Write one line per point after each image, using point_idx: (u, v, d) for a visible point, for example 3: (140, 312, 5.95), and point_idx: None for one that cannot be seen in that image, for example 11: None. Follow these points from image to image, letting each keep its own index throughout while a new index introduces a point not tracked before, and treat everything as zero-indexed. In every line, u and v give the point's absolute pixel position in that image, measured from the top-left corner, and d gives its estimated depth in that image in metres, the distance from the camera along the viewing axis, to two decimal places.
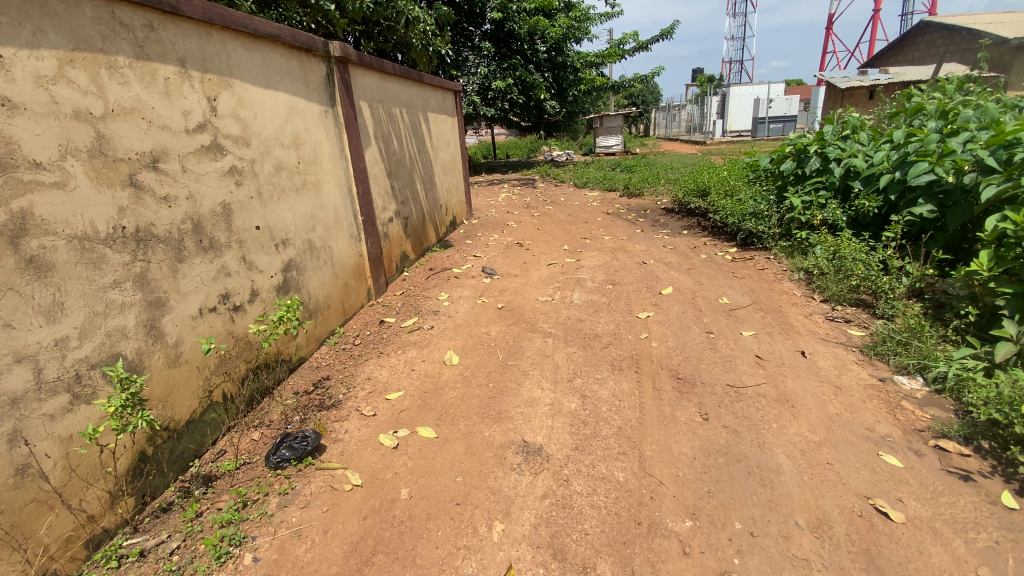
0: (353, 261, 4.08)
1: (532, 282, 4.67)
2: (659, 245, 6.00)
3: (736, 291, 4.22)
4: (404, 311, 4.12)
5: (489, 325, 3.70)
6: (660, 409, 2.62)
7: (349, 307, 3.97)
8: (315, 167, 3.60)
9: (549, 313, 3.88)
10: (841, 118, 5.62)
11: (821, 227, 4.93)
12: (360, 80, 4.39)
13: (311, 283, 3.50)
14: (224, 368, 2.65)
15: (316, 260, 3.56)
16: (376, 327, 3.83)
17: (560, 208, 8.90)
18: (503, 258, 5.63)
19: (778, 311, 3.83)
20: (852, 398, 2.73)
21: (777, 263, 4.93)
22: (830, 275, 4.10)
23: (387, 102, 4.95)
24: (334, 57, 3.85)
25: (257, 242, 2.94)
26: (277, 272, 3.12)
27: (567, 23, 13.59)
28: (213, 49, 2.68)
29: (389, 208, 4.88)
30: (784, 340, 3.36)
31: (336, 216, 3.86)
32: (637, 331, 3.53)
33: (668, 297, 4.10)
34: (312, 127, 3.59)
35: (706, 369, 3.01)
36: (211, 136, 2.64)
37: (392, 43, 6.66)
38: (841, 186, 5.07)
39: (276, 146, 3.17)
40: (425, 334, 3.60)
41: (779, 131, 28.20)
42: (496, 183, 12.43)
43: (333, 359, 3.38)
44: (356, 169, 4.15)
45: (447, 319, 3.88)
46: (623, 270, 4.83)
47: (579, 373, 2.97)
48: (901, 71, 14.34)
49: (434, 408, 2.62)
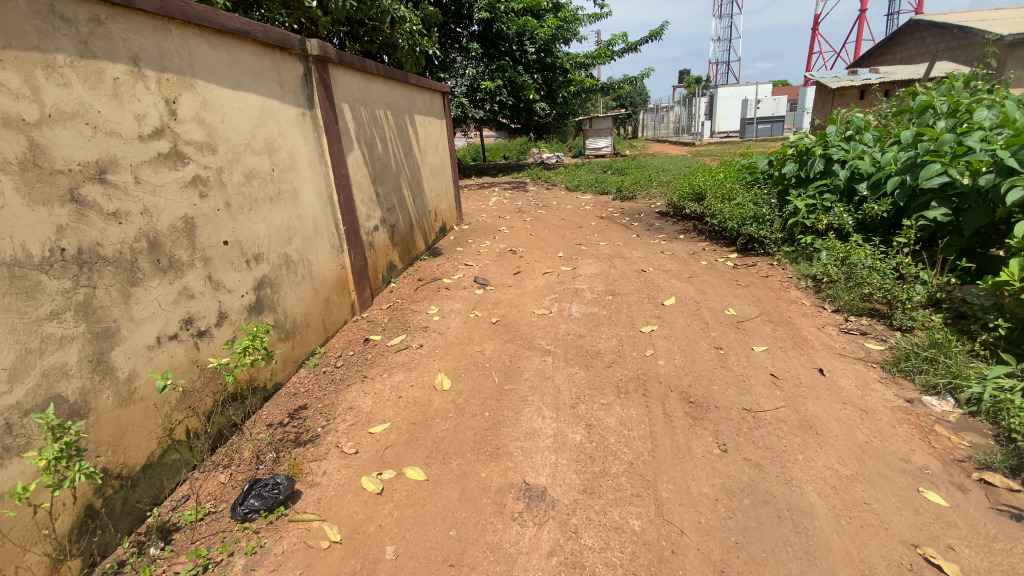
0: (335, 274, 3.80)
1: (527, 293, 4.42)
2: (657, 251, 5.77)
3: (742, 301, 4.00)
4: (391, 327, 3.84)
5: (484, 342, 3.44)
6: (674, 440, 2.38)
7: (331, 324, 3.70)
8: (291, 174, 3.33)
9: (547, 328, 3.62)
10: (844, 118, 5.46)
11: (827, 232, 4.75)
12: (342, 80, 4.12)
13: (288, 300, 3.23)
14: (186, 403, 2.36)
15: (294, 275, 3.29)
16: (361, 346, 3.56)
17: (552, 212, 8.66)
18: (496, 266, 5.37)
19: (789, 323, 3.61)
20: (880, 423, 2.51)
21: (782, 270, 4.74)
22: (840, 283, 3.93)
23: (371, 105, 4.69)
24: (313, 56, 3.59)
25: (224, 258, 2.66)
26: (248, 291, 2.85)
27: (556, 25, 13.39)
28: (172, 45, 2.39)
29: (374, 216, 4.60)
30: (799, 356, 3.14)
31: (316, 226, 3.59)
32: (642, 347, 3.28)
33: (672, 308, 3.86)
34: (288, 131, 3.32)
35: (719, 391, 2.77)
36: (170, 143, 2.36)
37: (378, 43, 6.39)
38: (846, 189, 4.90)
39: (247, 153, 2.90)
40: (413, 354, 3.32)
41: (767, 131, 28.27)
42: (486, 186, 12.18)
43: (313, 384, 3.11)
44: (337, 176, 3.88)
45: (438, 335, 3.61)
46: (622, 279, 4.59)
47: (583, 398, 2.71)
48: (892, 71, 14.32)
49: (424, 444, 2.36)
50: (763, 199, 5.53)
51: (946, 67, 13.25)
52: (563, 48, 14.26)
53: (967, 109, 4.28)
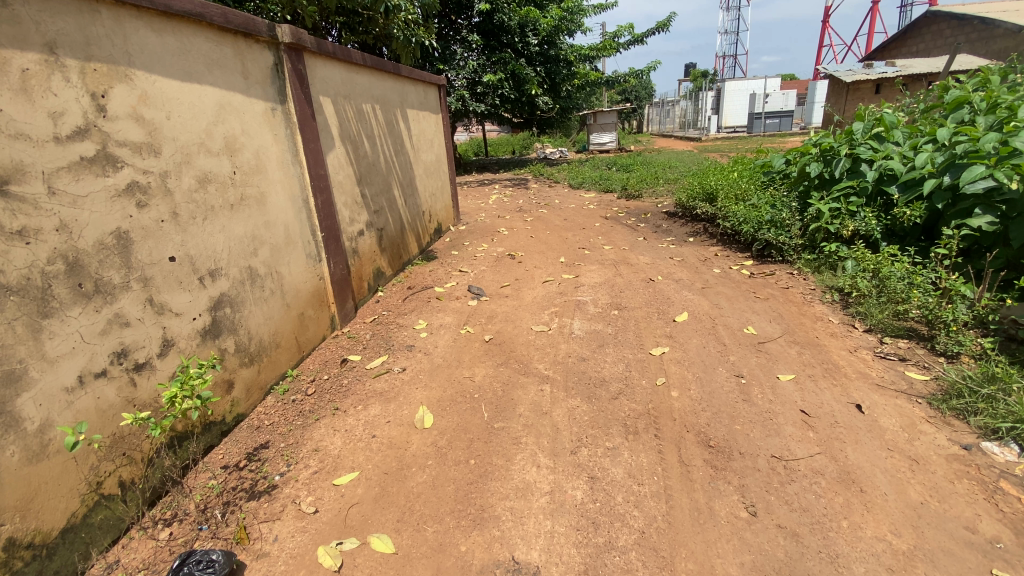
0: (311, 286, 3.45)
1: (525, 306, 4.04)
2: (665, 256, 5.39)
3: (762, 318, 3.61)
4: (373, 345, 3.47)
5: (473, 365, 3.06)
6: (692, 499, 2.01)
7: (305, 343, 3.34)
8: (258, 176, 2.96)
9: (545, 348, 3.24)
10: (872, 113, 5.05)
11: (853, 239, 4.37)
12: (321, 71, 3.74)
13: (253, 318, 2.87)
14: (120, 449, 2.01)
15: (260, 291, 2.94)
16: (337, 369, 3.20)
17: (554, 212, 8.26)
18: (493, 273, 4.99)
19: (817, 346, 3.22)
20: (936, 477, 2.16)
21: (802, 280, 4.34)
22: (872, 299, 3.59)
23: (357, 99, 4.31)
24: (285, 44, 3.21)
25: (170, 277, 2.31)
26: (202, 312, 2.49)
27: (559, 15, 12.95)
28: (101, 29, 2.02)
29: (359, 219, 4.23)
30: (832, 388, 2.76)
31: (287, 234, 3.22)
32: (653, 375, 2.89)
33: (684, 326, 3.48)
34: (254, 129, 2.95)
35: (743, 433, 2.39)
36: (97, 145, 1.99)
37: (373, 34, 6.00)
38: (874, 191, 4.51)
39: (201, 154, 2.53)
40: (394, 380, 2.95)
41: (776, 126, 27.68)
42: (486, 183, 11.75)
43: (280, 416, 2.76)
44: (314, 178, 3.51)
45: (423, 356, 3.23)
46: (630, 290, 4.20)
47: (585, 441, 2.33)
48: (908, 65, 13.83)
49: (396, 502, 2.00)
50: (782, 201, 5.13)
51: (964, 61, 12.78)
52: (567, 40, 13.82)
53: (1010, 104, 3.87)
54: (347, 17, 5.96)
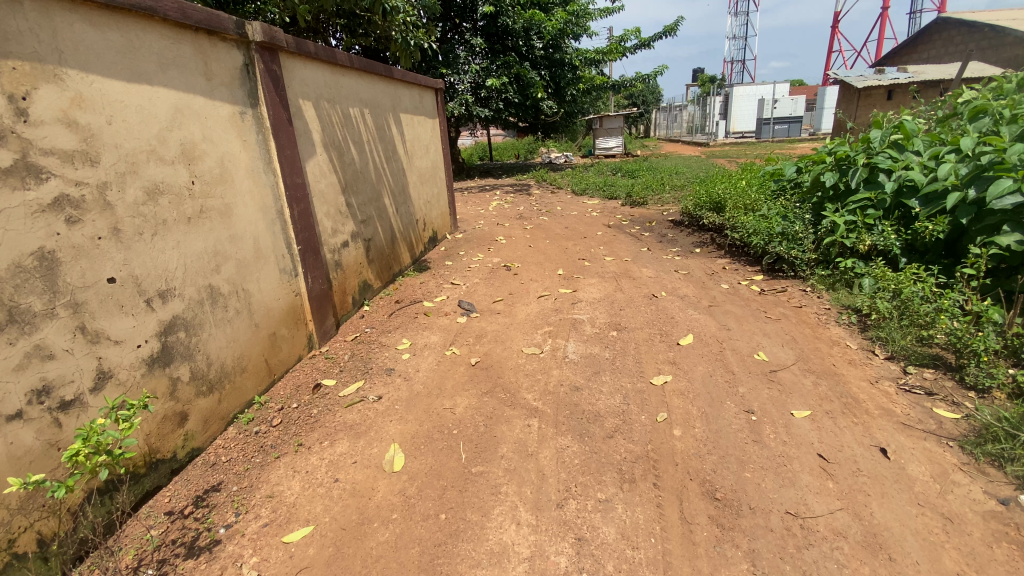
0: (285, 303, 3.20)
1: (517, 324, 3.75)
2: (670, 269, 5.10)
3: (774, 342, 3.32)
4: (350, 368, 3.21)
5: (455, 394, 2.78)
6: (694, 568, 1.73)
7: (276, 365, 3.09)
8: (222, 186, 2.72)
9: (535, 375, 2.95)
10: (891, 120, 4.75)
11: (871, 255, 4.08)
12: (301, 73, 3.50)
13: (213, 342, 2.62)
14: (36, 501, 1.76)
15: (222, 311, 2.69)
16: (308, 396, 2.94)
17: (556, 220, 7.98)
18: (486, 286, 4.71)
19: (835, 376, 2.92)
20: (972, 541, 1.86)
21: (816, 298, 4.04)
22: (892, 322, 3.30)
23: (343, 103, 4.06)
24: (258, 44, 2.97)
25: (108, 300, 2.07)
26: (149, 338, 2.25)
27: (564, 18, 12.73)
28: (22, 22, 1.79)
29: (343, 230, 3.98)
30: (853, 428, 2.47)
31: (258, 248, 2.97)
32: (654, 409, 2.61)
33: (689, 350, 3.19)
34: (218, 134, 2.71)
35: (754, 483, 2.11)
36: (15, 153, 1.76)
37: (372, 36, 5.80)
38: (893, 203, 4.21)
39: (150, 162, 2.29)
40: (367, 410, 2.68)
41: (785, 132, 27.28)
42: (488, 188, 11.50)
43: (239, 452, 2.50)
44: (291, 188, 3.26)
45: (402, 382, 2.96)
46: (631, 308, 3.91)
47: (573, 492, 2.06)
48: (921, 70, 13.47)
49: (350, 568, 1.74)
50: (794, 213, 4.83)
51: (979, 68, 12.43)
52: (572, 44, 13.61)
53: None
54: (347, 20, 5.72)
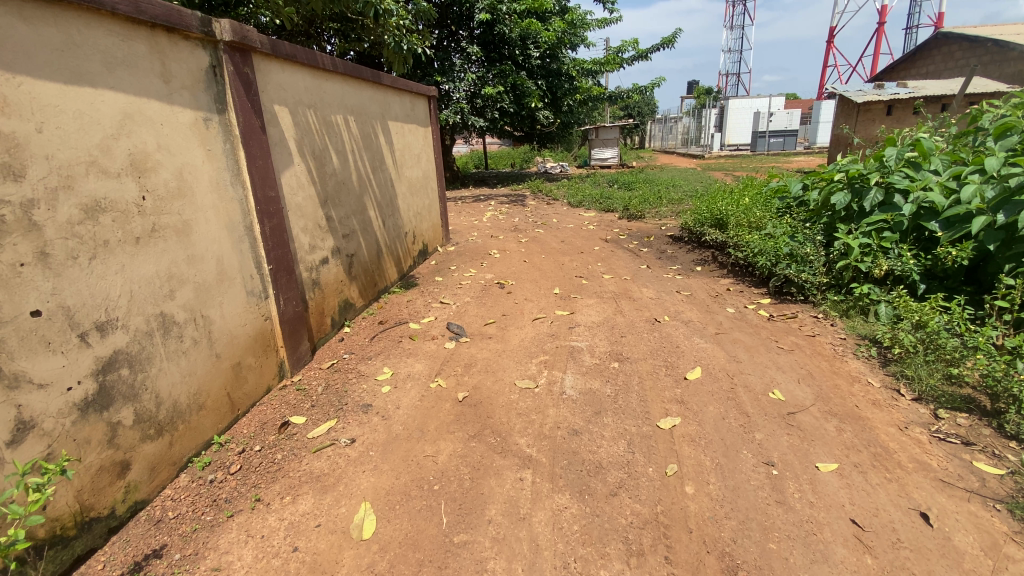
0: (251, 330, 2.89)
1: (510, 351, 3.44)
2: (671, 290, 4.84)
3: (789, 377, 3.04)
4: (324, 403, 2.90)
5: (438, 438, 2.48)
6: None
7: (239, 399, 2.78)
8: (180, 201, 2.42)
9: (529, 415, 2.64)
10: (904, 138, 4.54)
11: (887, 280, 3.84)
12: (278, 77, 3.22)
13: (164, 378, 2.31)
14: None
15: (176, 342, 2.38)
16: (274, 436, 2.63)
17: (551, 233, 7.71)
18: (478, 306, 4.42)
19: (860, 420, 2.65)
20: None
21: (830, 326, 3.77)
22: (917, 357, 3.04)
23: (324, 109, 3.78)
24: (227, 44, 2.68)
25: (29, 337, 1.76)
26: (83, 379, 1.94)
27: (562, 27, 12.57)
28: None
29: (322, 246, 3.68)
30: (886, 485, 2.20)
31: (221, 269, 2.67)
32: (662, 460, 2.31)
33: (697, 386, 2.91)
34: (176, 143, 2.41)
35: (782, 558, 1.82)
36: None
37: (365, 41, 5.55)
38: (909, 226, 3.99)
39: (90, 175, 1.98)
40: (338, 458, 2.37)
41: (780, 145, 27.27)
42: (482, 198, 11.23)
43: (188, 507, 2.20)
44: (262, 202, 2.97)
45: (380, 421, 2.65)
46: (633, 335, 3.61)
47: (572, 569, 1.77)
48: (921, 86, 13.41)
49: None
50: (802, 233, 4.57)
51: (979, 85, 12.39)
52: (570, 54, 13.45)
53: None
54: (340, 24, 5.47)
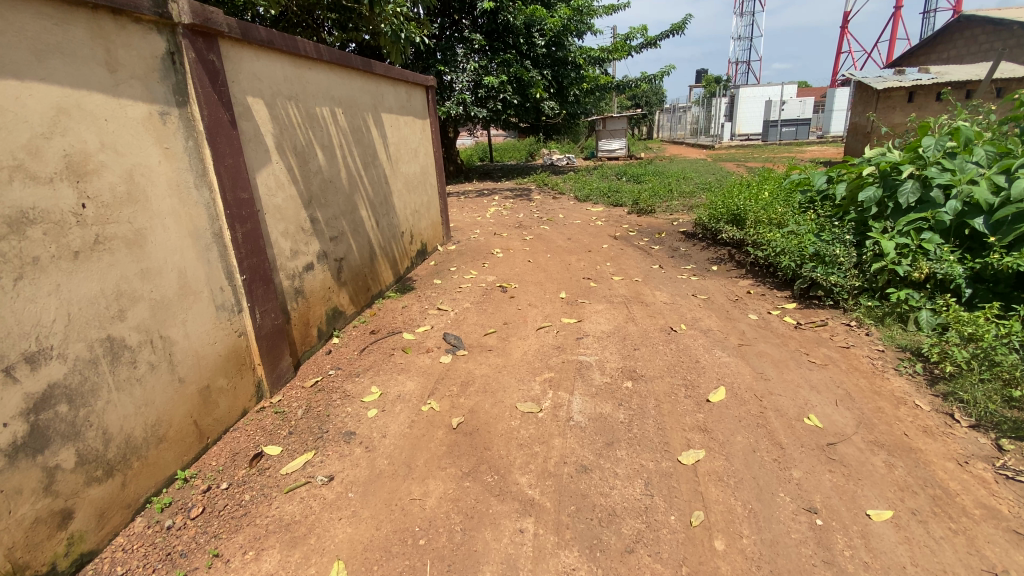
0: (222, 348, 2.59)
1: (511, 366, 3.12)
2: (687, 293, 4.48)
3: (825, 399, 2.70)
4: (302, 430, 2.60)
5: (427, 477, 2.17)
6: None
7: (207, 427, 2.49)
8: (130, 207, 2.11)
9: (532, 447, 2.33)
10: (942, 126, 4.15)
11: (928, 285, 3.48)
12: (251, 65, 2.90)
13: (114, 411, 2.02)
14: None
15: (128, 369, 2.08)
16: (245, 471, 2.35)
17: (556, 229, 7.35)
18: (477, 313, 4.10)
19: (911, 453, 2.31)
20: None
21: (864, 336, 3.42)
22: (972, 376, 2.68)
23: (307, 101, 3.45)
24: (187, 27, 2.36)
25: None
26: (10, 421, 1.66)
27: (568, 14, 12.11)
28: None
29: (306, 251, 3.37)
30: (951, 539, 1.87)
31: (184, 282, 2.37)
32: (685, 505, 2.00)
33: (722, 410, 2.58)
34: (126, 141, 2.10)
35: None
36: None
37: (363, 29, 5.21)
38: (952, 225, 3.62)
39: (14, 181, 1.69)
40: (313, 501, 2.08)
41: (792, 134, 26.59)
42: (485, 193, 10.87)
43: (139, 561, 1.92)
44: (233, 206, 2.66)
45: (364, 454, 2.35)
46: (647, 348, 3.28)
47: None
48: (944, 71, 12.83)
49: None
50: (830, 230, 4.19)
51: (1004, 71, 11.84)
52: (576, 42, 12.99)
53: None
54: (338, 14, 5.15)
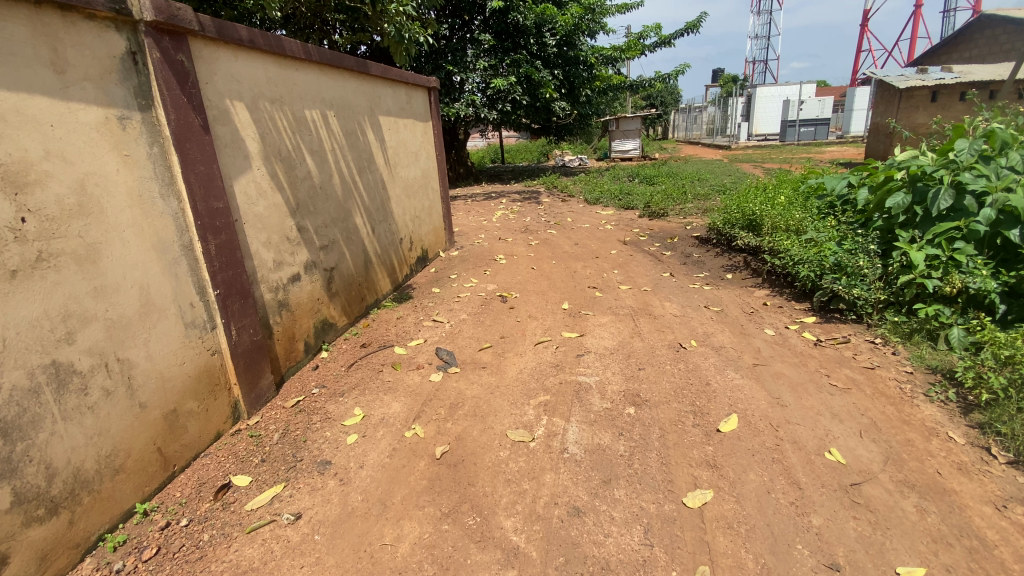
0: (191, 369, 2.42)
1: (505, 387, 2.91)
2: (699, 304, 4.23)
3: (848, 429, 2.44)
4: (275, 459, 2.43)
5: (402, 517, 1.98)
6: None
7: (172, 454, 2.31)
8: (81, 220, 1.94)
9: (520, 484, 2.11)
10: (977, 127, 3.83)
11: (960, 300, 3.20)
12: (228, 66, 2.73)
13: (61, 443, 1.84)
14: None
15: (76, 397, 1.90)
16: (209, 505, 2.19)
17: (564, 234, 7.12)
18: (474, 325, 3.89)
19: (947, 497, 2.04)
20: None
21: (890, 354, 3.14)
22: (1014, 405, 2.40)
23: (294, 104, 3.28)
24: (150, 25, 2.20)
25: None
26: None
27: (579, 13, 11.86)
28: None
29: (292, 262, 3.19)
30: None
31: (146, 299, 2.20)
32: (689, 558, 1.76)
33: (733, 442, 2.33)
34: (76, 149, 1.93)
35: None
36: None
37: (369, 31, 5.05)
38: (987, 234, 3.32)
39: None
40: (275, 545, 1.91)
41: (811, 134, 25.94)
42: (494, 196, 10.67)
43: None
44: (205, 215, 2.49)
45: (336, 489, 2.16)
46: (652, 367, 3.04)
47: None
48: (972, 69, 12.29)
49: None
50: (853, 239, 3.90)
51: None
52: (588, 42, 12.74)
53: None
54: (347, 16, 5.01)
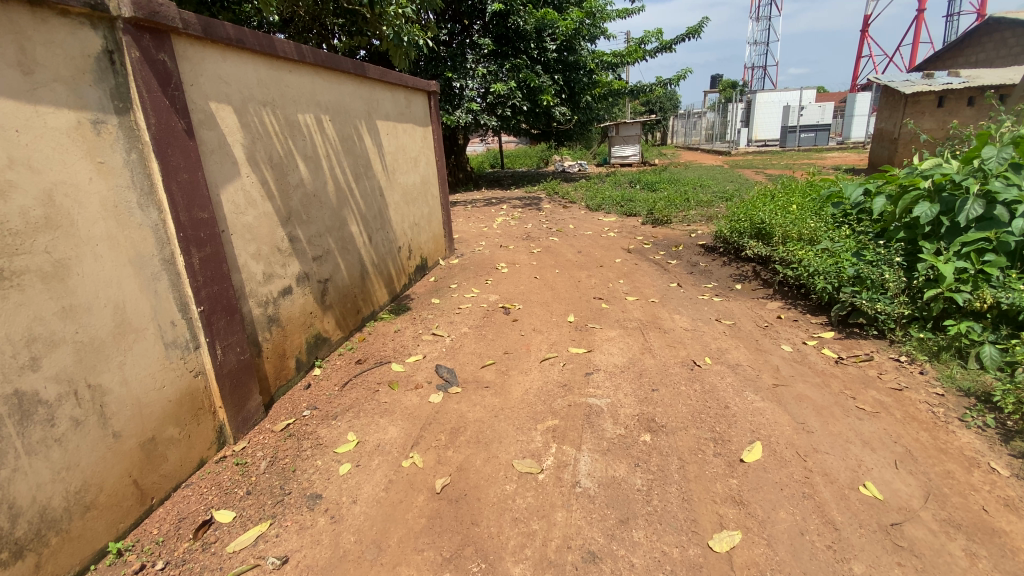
0: (171, 393, 2.23)
1: (509, 409, 2.72)
2: (710, 317, 4.06)
3: (881, 459, 2.26)
4: (262, 492, 2.24)
5: (399, 563, 1.80)
6: None
7: (150, 486, 2.12)
8: (49, 234, 1.76)
9: (529, 523, 1.93)
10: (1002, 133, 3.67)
11: (992, 315, 3.03)
12: (216, 67, 2.56)
13: (23, 480, 1.66)
14: None
15: (43, 429, 1.72)
16: (188, 544, 2.00)
17: (567, 242, 6.95)
18: (476, 340, 3.70)
19: (997, 538, 1.86)
20: None
21: (917, 373, 2.97)
22: None
23: (287, 108, 3.11)
24: (129, 22, 2.03)
25: None
26: None
27: (580, 18, 11.74)
28: None
29: (283, 274, 3.01)
30: None
31: (122, 319, 2.01)
32: None
33: (758, 473, 2.15)
34: (45, 156, 1.76)
35: None
36: None
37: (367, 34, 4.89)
38: (1018, 246, 3.16)
39: None
40: None
41: (811, 140, 25.86)
42: (494, 202, 10.50)
43: None
44: (189, 227, 2.31)
45: (326, 529, 1.98)
46: (666, 388, 2.86)
47: None
48: (976, 74, 12.17)
49: None
50: (873, 250, 3.73)
51: None
52: (588, 47, 12.62)
53: None
54: (346, 19, 4.86)
